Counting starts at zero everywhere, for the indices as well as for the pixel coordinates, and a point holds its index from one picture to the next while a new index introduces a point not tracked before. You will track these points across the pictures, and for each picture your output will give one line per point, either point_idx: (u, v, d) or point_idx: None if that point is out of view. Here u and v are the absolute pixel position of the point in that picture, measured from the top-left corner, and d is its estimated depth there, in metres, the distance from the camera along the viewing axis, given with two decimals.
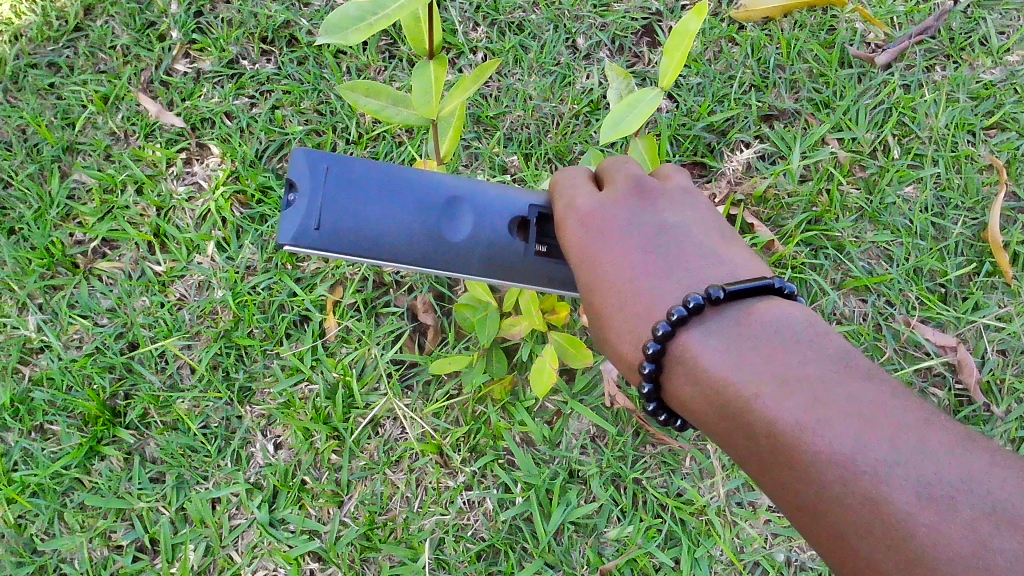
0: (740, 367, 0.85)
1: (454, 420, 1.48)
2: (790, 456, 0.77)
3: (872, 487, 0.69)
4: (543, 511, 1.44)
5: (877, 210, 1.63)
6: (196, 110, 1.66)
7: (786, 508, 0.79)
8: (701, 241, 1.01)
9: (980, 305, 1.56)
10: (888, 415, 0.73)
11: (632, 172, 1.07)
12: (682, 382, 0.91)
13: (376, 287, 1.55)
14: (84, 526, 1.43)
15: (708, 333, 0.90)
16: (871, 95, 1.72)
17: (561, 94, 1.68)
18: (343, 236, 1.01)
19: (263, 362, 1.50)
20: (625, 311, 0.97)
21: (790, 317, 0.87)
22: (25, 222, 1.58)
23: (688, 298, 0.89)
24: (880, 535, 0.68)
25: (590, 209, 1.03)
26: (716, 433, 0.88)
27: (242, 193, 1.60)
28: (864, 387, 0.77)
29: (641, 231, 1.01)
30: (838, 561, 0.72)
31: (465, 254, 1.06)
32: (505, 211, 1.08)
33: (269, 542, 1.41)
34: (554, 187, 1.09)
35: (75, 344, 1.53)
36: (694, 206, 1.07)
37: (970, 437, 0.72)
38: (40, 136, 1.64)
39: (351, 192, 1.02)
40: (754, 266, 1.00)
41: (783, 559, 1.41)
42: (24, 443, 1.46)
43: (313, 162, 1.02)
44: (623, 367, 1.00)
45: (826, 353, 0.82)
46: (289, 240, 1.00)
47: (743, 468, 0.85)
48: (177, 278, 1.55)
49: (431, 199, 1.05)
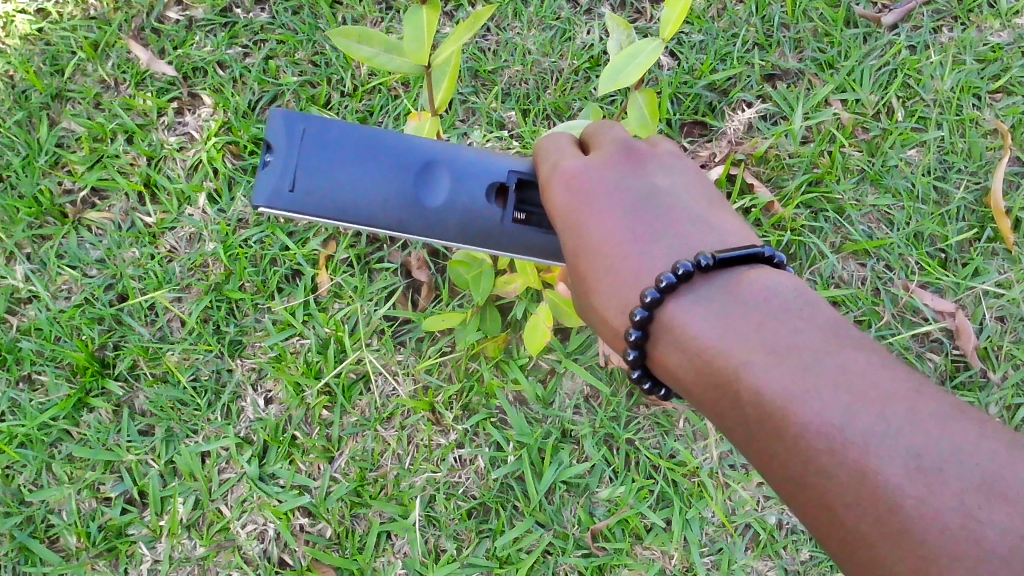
0: (728, 335, 0.83)
1: (447, 377, 1.47)
2: (776, 426, 0.75)
3: (861, 457, 0.68)
4: (535, 470, 1.43)
5: (879, 172, 1.61)
6: (189, 58, 1.62)
7: (771, 477, 0.77)
8: (689, 205, 0.99)
9: (980, 272, 1.55)
10: (877, 387, 0.72)
11: (620, 136, 1.05)
12: (669, 348, 0.89)
13: (370, 242, 1.53)
14: (72, 477, 1.42)
15: (697, 300, 0.87)
16: (876, 56, 1.68)
17: (561, 49, 1.64)
18: (316, 199, 1.01)
19: (254, 316, 1.49)
20: (611, 276, 0.95)
21: (780, 285, 0.85)
22: (13, 169, 1.56)
23: (678, 265, 0.86)
24: (867, 505, 0.67)
25: (576, 172, 1.00)
26: (702, 400, 0.86)
27: (235, 144, 1.57)
28: (854, 357, 0.75)
29: (630, 194, 0.99)
30: (823, 532, 0.71)
31: (439, 220, 1.03)
32: (482, 175, 1.05)
33: (259, 496, 1.41)
34: (539, 152, 1.06)
35: (63, 294, 1.51)
36: (684, 170, 1.05)
37: (959, 407, 0.70)
38: (28, 83, 1.61)
39: (327, 155, 1.02)
40: (744, 233, 0.99)
41: (774, 522, 1.41)
42: (12, 393, 1.45)
43: (289, 123, 1.01)
44: (608, 333, 0.98)
45: (816, 322, 0.80)
46: (263, 201, 1.00)
47: (728, 436, 0.84)
48: (168, 229, 1.53)
49: (408, 162, 1.03)
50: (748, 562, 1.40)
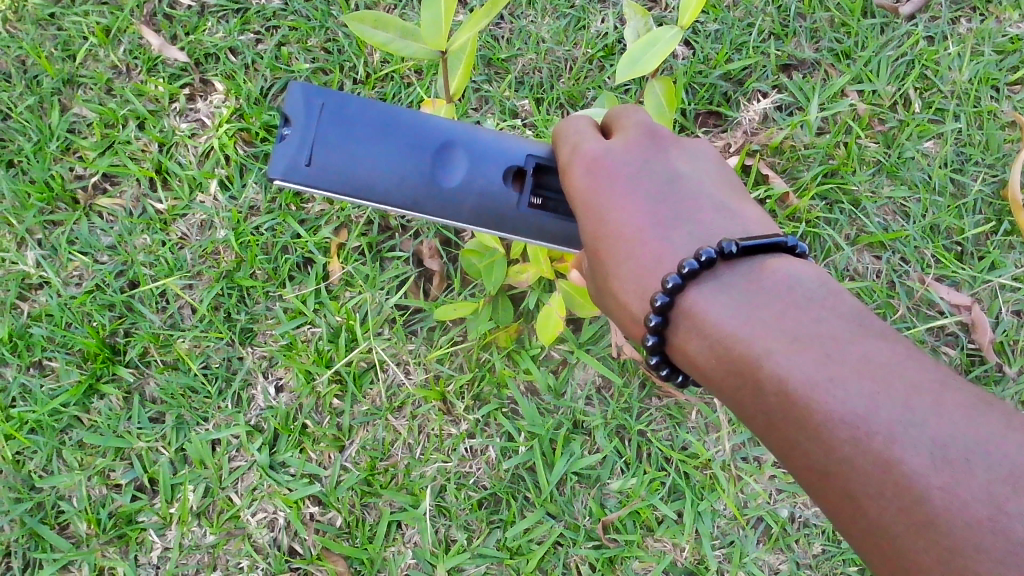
0: (750, 323, 0.82)
1: (458, 367, 1.46)
2: (799, 415, 0.74)
3: (885, 448, 0.67)
4: (546, 461, 1.42)
5: (895, 164, 1.59)
6: (201, 44, 1.61)
7: (793, 467, 0.77)
8: (711, 193, 0.98)
9: (997, 265, 1.53)
10: (903, 377, 0.70)
11: (644, 120, 1.03)
12: (689, 337, 0.88)
13: (382, 231, 1.52)
14: (82, 464, 1.42)
15: (718, 288, 0.86)
16: (894, 47, 1.66)
17: (575, 38, 1.63)
18: (332, 173, 1.00)
19: (265, 304, 1.48)
20: (631, 261, 0.93)
21: (803, 274, 0.84)
22: (24, 154, 1.55)
23: (700, 251, 0.86)
24: (891, 495, 0.65)
25: (597, 154, 0.98)
26: (722, 390, 0.85)
27: (246, 131, 1.57)
28: (878, 347, 0.74)
29: (652, 179, 0.97)
30: (845, 522, 0.70)
31: (456, 200, 1.02)
32: (500, 158, 1.04)
33: (269, 484, 1.40)
34: (559, 136, 1.05)
35: (74, 280, 1.50)
36: (705, 157, 1.03)
37: (987, 399, 0.69)
38: (40, 68, 1.60)
39: (345, 130, 1.01)
40: (766, 222, 0.98)
41: (786, 515, 1.40)
42: (22, 378, 1.45)
43: (307, 98, 1.00)
44: (625, 319, 0.96)
45: (840, 312, 0.79)
46: (278, 173, 0.99)
47: (748, 426, 0.83)
48: (179, 216, 1.53)
49: (426, 141, 1.03)
50: (760, 556, 1.39)
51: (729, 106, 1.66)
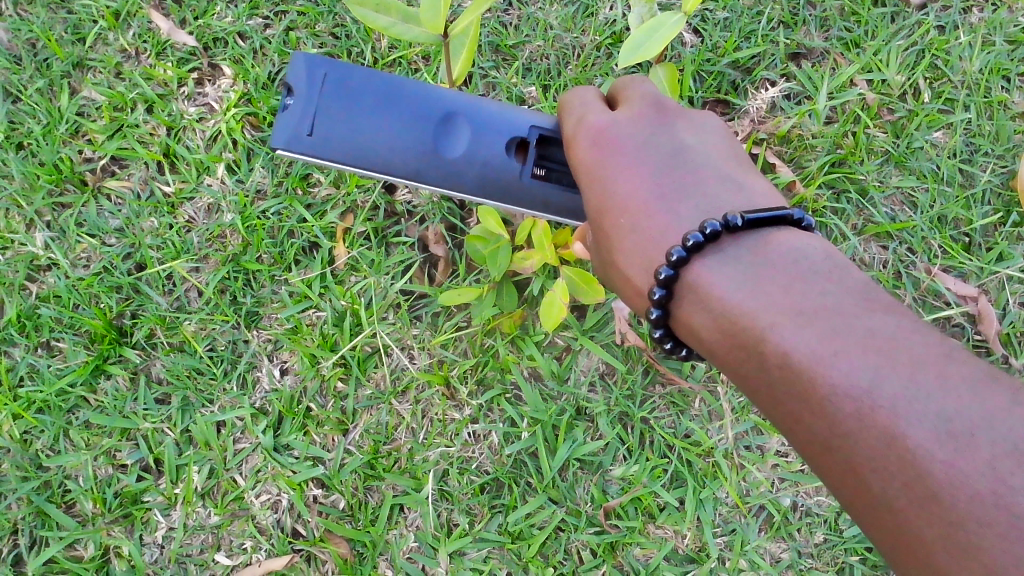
0: (756, 296, 0.82)
1: (462, 352, 1.46)
2: (802, 388, 0.74)
3: (888, 421, 0.67)
4: (548, 447, 1.43)
5: (904, 154, 1.59)
6: (209, 29, 1.60)
7: (796, 440, 0.77)
8: (718, 164, 0.98)
9: (1005, 257, 1.53)
10: (908, 350, 0.70)
11: (650, 91, 1.03)
12: (693, 309, 0.88)
13: (387, 216, 1.53)
14: (89, 444, 1.44)
15: (723, 261, 0.86)
16: (904, 36, 1.64)
17: (583, 25, 1.62)
18: (335, 143, 1.02)
19: (271, 288, 1.49)
20: (636, 234, 0.93)
21: (809, 248, 0.84)
22: (34, 137, 1.56)
23: (705, 225, 0.85)
24: (895, 469, 0.66)
25: (603, 127, 0.98)
26: (726, 363, 0.86)
27: (254, 115, 1.57)
28: (883, 321, 0.74)
29: (657, 150, 0.97)
30: (847, 494, 0.71)
31: (459, 171, 1.04)
32: (504, 129, 1.06)
33: (273, 466, 1.41)
34: (564, 108, 1.05)
35: (82, 262, 1.52)
36: (712, 129, 1.03)
37: (992, 373, 0.69)
38: (50, 51, 1.61)
39: (348, 101, 1.03)
40: (773, 193, 0.97)
41: (789, 504, 1.41)
42: (30, 359, 1.46)
43: (310, 67, 1.02)
44: (630, 293, 0.96)
45: (846, 286, 0.79)
46: (281, 143, 1.02)
47: (752, 400, 0.83)
48: (186, 199, 1.53)
49: (429, 112, 1.04)
50: (761, 544, 1.40)
51: (737, 94, 1.65)
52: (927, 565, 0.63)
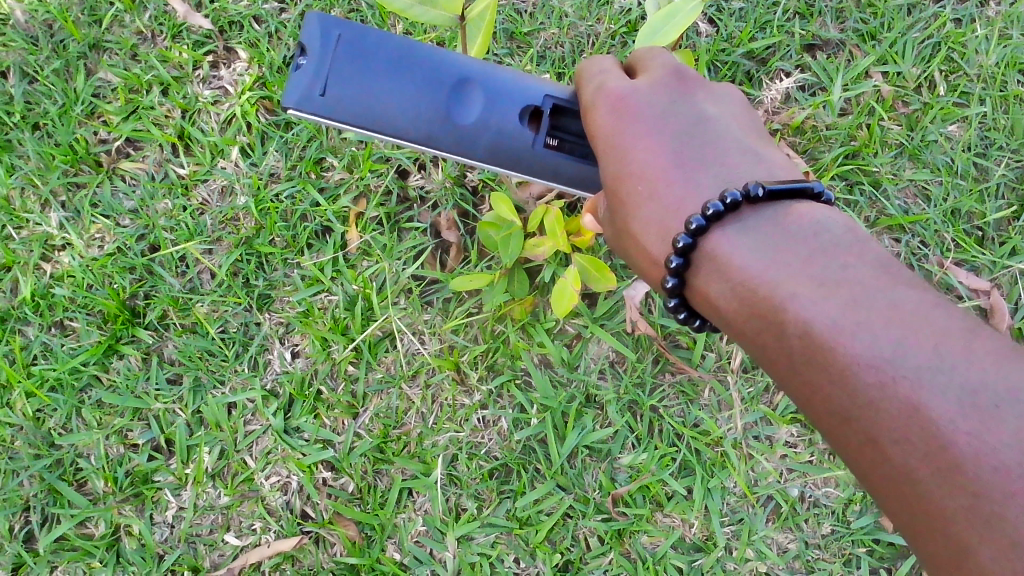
0: (777, 269, 0.82)
1: (473, 338, 1.46)
2: (822, 357, 0.74)
3: (911, 393, 0.67)
4: (557, 434, 1.43)
5: (918, 146, 1.58)
6: (225, 12, 1.61)
7: (812, 411, 0.77)
8: (737, 137, 0.98)
9: (1018, 251, 1.53)
10: (931, 322, 0.70)
11: (669, 61, 1.02)
12: (711, 280, 0.88)
13: (400, 202, 1.54)
14: (101, 423, 1.44)
15: (743, 233, 0.86)
16: (920, 29, 1.64)
17: (598, 14, 1.62)
18: (347, 105, 1.04)
19: (283, 271, 1.50)
20: (654, 203, 0.93)
21: (831, 221, 0.84)
22: (50, 117, 1.57)
23: (726, 195, 0.85)
24: (917, 440, 0.66)
25: (622, 93, 0.98)
26: (743, 335, 0.86)
27: (269, 99, 1.57)
28: (906, 294, 0.74)
29: (677, 119, 0.97)
30: (865, 465, 0.71)
31: (470, 137, 1.06)
32: (517, 98, 1.07)
33: (283, 448, 1.42)
34: (581, 75, 1.05)
35: (96, 243, 1.52)
36: (730, 99, 1.03)
37: (1016, 347, 0.68)
38: (66, 32, 1.61)
39: (361, 64, 1.04)
40: (789, 170, 0.97)
41: (797, 494, 1.41)
42: (44, 338, 1.47)
43: (324, 28, 1.04)
44: (646, 262, 0.96)
45: (868, 259, 0.78)
46: (293, 102, 1.03)
47: (769, 372, 0.83)
48: (200, 181, 1.54)
49: (442, 78, 1.06)
50: (769, 534, 1.40)
51: (751, 84, 1.64)
52: (946, 536, 0.63)
